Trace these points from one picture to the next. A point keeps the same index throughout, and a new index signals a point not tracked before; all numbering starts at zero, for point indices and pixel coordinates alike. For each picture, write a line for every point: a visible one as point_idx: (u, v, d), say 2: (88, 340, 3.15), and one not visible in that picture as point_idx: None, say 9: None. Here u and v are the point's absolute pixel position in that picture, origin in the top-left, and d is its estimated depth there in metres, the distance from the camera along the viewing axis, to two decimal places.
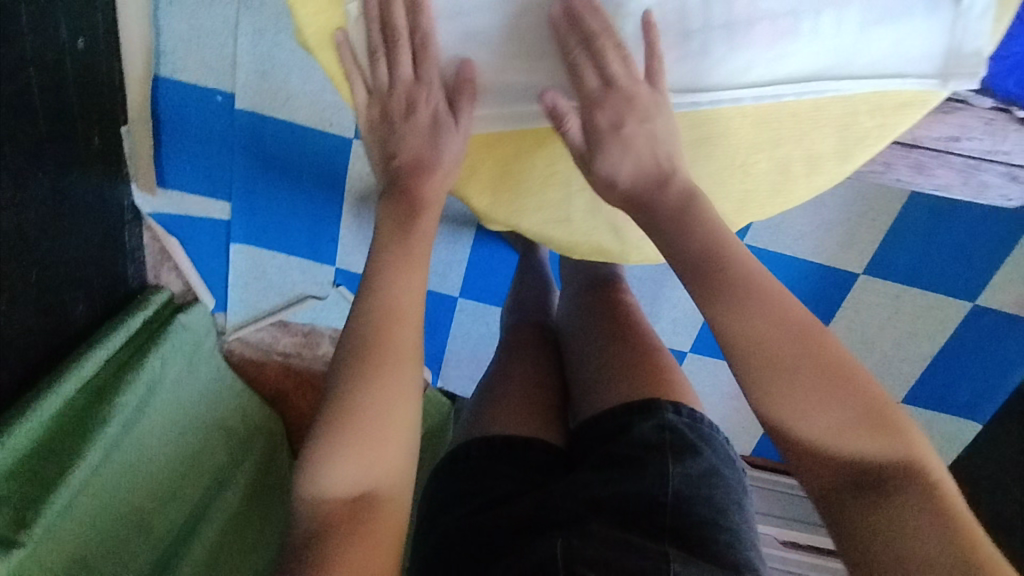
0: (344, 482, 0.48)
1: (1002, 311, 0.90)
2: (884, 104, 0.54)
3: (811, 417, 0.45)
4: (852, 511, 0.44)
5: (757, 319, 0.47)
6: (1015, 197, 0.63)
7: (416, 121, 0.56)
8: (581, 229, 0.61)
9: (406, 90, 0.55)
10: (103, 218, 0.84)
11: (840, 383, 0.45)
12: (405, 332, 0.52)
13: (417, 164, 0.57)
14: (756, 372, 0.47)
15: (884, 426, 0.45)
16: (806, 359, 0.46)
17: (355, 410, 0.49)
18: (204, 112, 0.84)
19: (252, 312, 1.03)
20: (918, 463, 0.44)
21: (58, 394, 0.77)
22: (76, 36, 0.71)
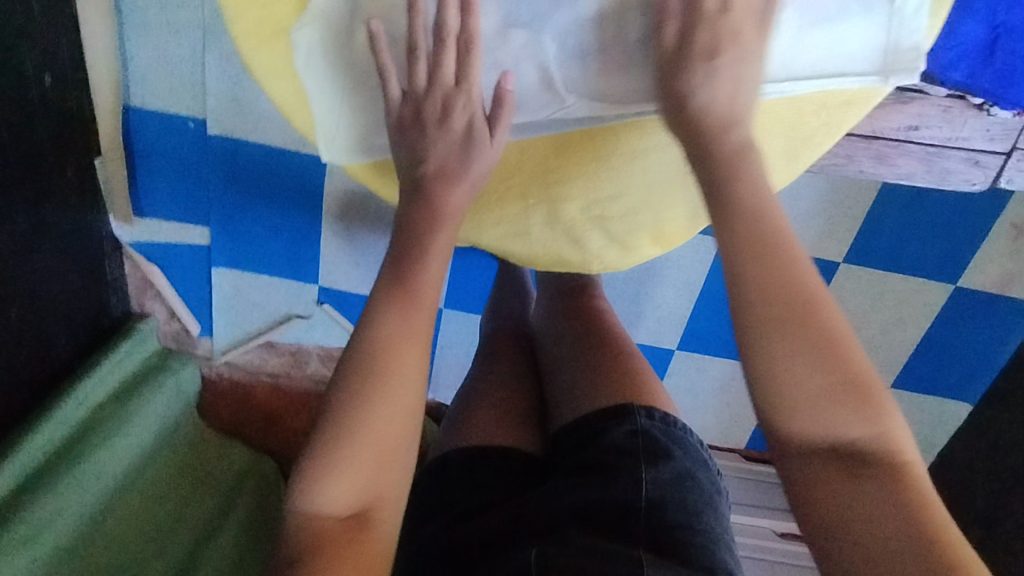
0: (334, 490, 0.44)
1: (984, 291, 0.91)
2: (831, 101, 0.53)
3: (810, 396, 0.43)
4: (825, 501, 0.42)
5: (777, 284, 0.44)
6: (978, 181, 0.63)
7: (450, 130, 0.49)
8: (543, 241, 0.55)
9: (443, 93, 0.48)
10: (83, 253, 0.83)
11: (828, 352, 0.43)
12: (414, 342, 0.47)
13: (443, 173, 0.50)
14: (756, 338, 0.43)
15: (861, 398, 0.43)
16: (802, 329, 0.43)
17: (352, 420, 0.45)
18: (177, 139, 0.83)
19: (238, 334, 1.01)
20: (885, 443, 0.43)
21: (30, 445, 0.77)
22: (42, 72, 0.70)
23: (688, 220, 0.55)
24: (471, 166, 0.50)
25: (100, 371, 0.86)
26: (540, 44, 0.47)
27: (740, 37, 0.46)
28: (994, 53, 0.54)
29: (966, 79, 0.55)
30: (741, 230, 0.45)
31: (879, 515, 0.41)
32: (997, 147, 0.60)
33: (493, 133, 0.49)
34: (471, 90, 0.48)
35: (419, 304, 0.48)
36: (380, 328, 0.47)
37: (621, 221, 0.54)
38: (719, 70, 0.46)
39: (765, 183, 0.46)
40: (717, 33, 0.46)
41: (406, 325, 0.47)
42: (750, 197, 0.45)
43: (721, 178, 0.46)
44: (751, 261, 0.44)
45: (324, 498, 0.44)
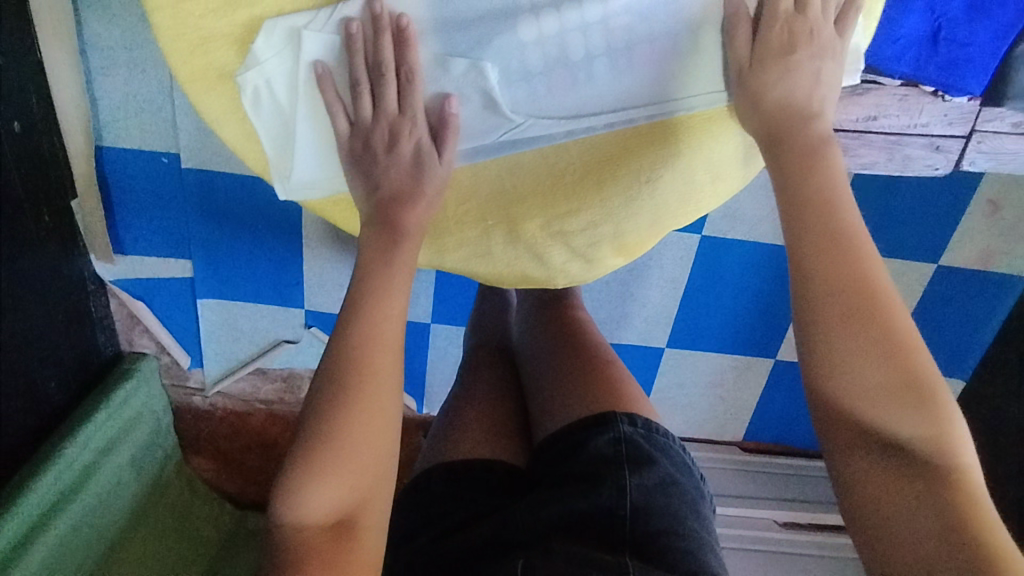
0: (322, 504, 0.44)
1: (966, 268, 0.91)
2: None
3: (857, 378, 0.43)
4: (870, 485, 0.43)
5: (829, 264, 0.44)
6: (941, 166, 0.65)
7: (400, 155, 0.49)
8: (504, 259, 0.55)
9: (389, 122, 0.49)
10: (66, 297, 0.82)
11: (892, 348, 0.43)
12: (388, 357, 0.47)
13: (398, 197, 0.50)
14: (808, 314, 0.44)
15: (921, 401, 0.42)
16: (866, 324, 0.43)
17: (337, 440, 0.44)
18: (152, 175, 0.83)
19: (229, 364, 1.00)
20: (944, 443, 0.42)
21: (37, 492, 0.74)
22: (12, 120, 0.69)
23: (648, 228, 0.55)
24: (424, 187, 0.50)
25: (103, 413, 0.84)
26: (482, 71, 0.47)
27: (819, 35, 0.48)
28: (937, 43, 0.55)
29: (913, 70, 0.56)
30: (806, 218, 0.46)
31: (922, 513, 0.41)
32: (957, 131, 0.61)
33: (442, 156, 0.50)
34: (415, 116, 0.48)
35: (393, 325, 0.48)
36: (351, 340, 0.47)
37: (581, 236, 0.54)
38: (799, 65, 0.48)
39: (839, 180, 0.47)
40: (791, 28, 0.48)
41: (376, 338, 0.47)
42: (821, 193, 0.46)
43: (794, 178, 0.47)
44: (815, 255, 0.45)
45: (305, 518, 0.44)
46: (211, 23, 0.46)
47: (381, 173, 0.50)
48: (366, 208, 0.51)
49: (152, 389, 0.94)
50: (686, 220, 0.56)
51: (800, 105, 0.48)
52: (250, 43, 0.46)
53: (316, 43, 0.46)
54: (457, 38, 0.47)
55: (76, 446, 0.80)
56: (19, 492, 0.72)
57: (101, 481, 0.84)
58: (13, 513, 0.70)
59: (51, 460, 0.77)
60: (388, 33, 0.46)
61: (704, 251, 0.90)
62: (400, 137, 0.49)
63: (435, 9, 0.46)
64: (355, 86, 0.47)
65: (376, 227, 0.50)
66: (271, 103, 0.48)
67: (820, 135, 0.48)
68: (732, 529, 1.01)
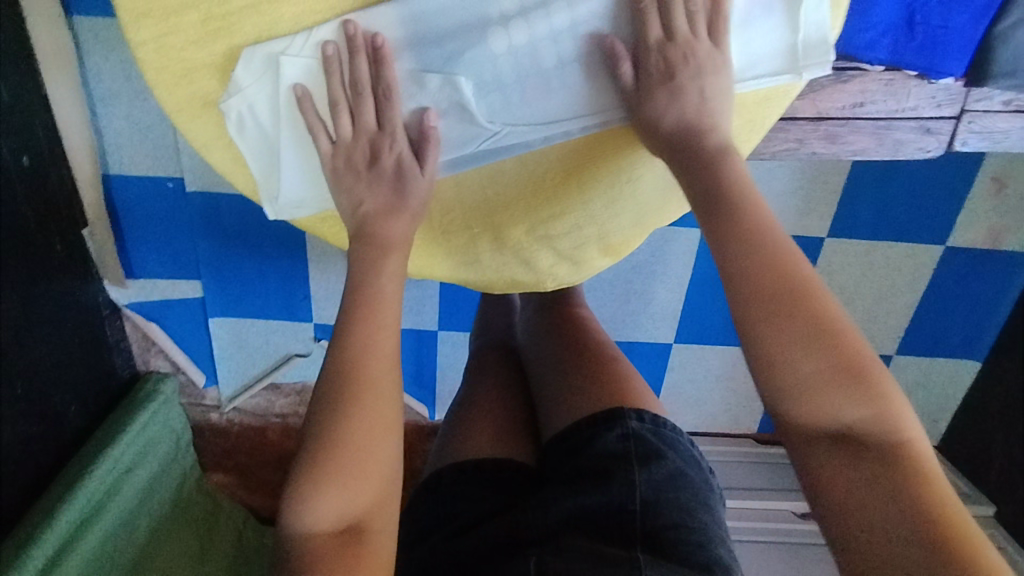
0: (330, 515, 0.45)
1: (975, 248, 0.90)
2: (747, 102, 0.54)
3: (800, 365, 0.42)
4: (830, 473, 0.43)
5: (751, 260, 0.44)
6: (933, 148, 0.64)
7: (381, 171, 0.51)
8: (494, 265, 0.58)
9: (369, 139, 0.50)
10: (81, 324, 0.84)
11: (825, 334, 0.43)
12: (385, 364, 0.48)
13: (389, 208, 0.52)
14: (748, 311, 0.44)
15: (865, 383, 0.42)
16: (795, 314, 0.43)
17: (340, 450, 0.45)
18: (158, 199, 0.85)
19: (244, 380, 1.01)
20: (890, 419, 0.42)
21: (68, 511, 0.76)
22: (20, 154, 0.71)
23: (629, 228, 0.58)
24: (406, 199, 0.51)
25: (126, 432, 0.87)
26: (457, 85, 0.49)
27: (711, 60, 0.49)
28: (914, 27, 0.55)
29: (891, 55, 0.57)
30: (727, 226, 0.46)
31: (887, 509, 0.40)
32: (947, 112, 0.61)
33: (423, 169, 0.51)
34: (393, 133, 0.50)
35: (384, 334, 0.49)
36: (347, 349, 0.48)
37: (567, 240, 0.57)
38: (683, 88, 0.49)
39: (745, 181, 0.48)
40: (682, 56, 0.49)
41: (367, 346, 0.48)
42: (727, 191, 0.47)
43: (697, 187, 0.48)
44: (739, 256, 0.45)
45: (317, 521, 0.45)
46: (194, 54, 0.47)
47: (362, 193, 0.51)
48: (350, 226, 0.52)
49: (172, 409, 0.97)
50: (666, 219, 0.59)
51: (695, 121, 0.49)
52: (231, 70, 0.48)
53: (295, 68, 0.47)
54: (430, 54, 0.48)
55: (105, 464, 0.82)
56: (50, 513, 0.75)
57: (127, 500, 0.85)
58: (43, 535, 0.72)
59: (80, 481, 0.79)
60: (363, 53, 0.47)
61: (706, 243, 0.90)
62: (381, 152, 0.50)
63: (407, 26, 0.47)
64: (334, 106, 0.49)
65: (360, 243, 0.52)
66: (254, 127, 0.49)
67: (722, 145, 0.49)
68: (750, 522, 1.00)
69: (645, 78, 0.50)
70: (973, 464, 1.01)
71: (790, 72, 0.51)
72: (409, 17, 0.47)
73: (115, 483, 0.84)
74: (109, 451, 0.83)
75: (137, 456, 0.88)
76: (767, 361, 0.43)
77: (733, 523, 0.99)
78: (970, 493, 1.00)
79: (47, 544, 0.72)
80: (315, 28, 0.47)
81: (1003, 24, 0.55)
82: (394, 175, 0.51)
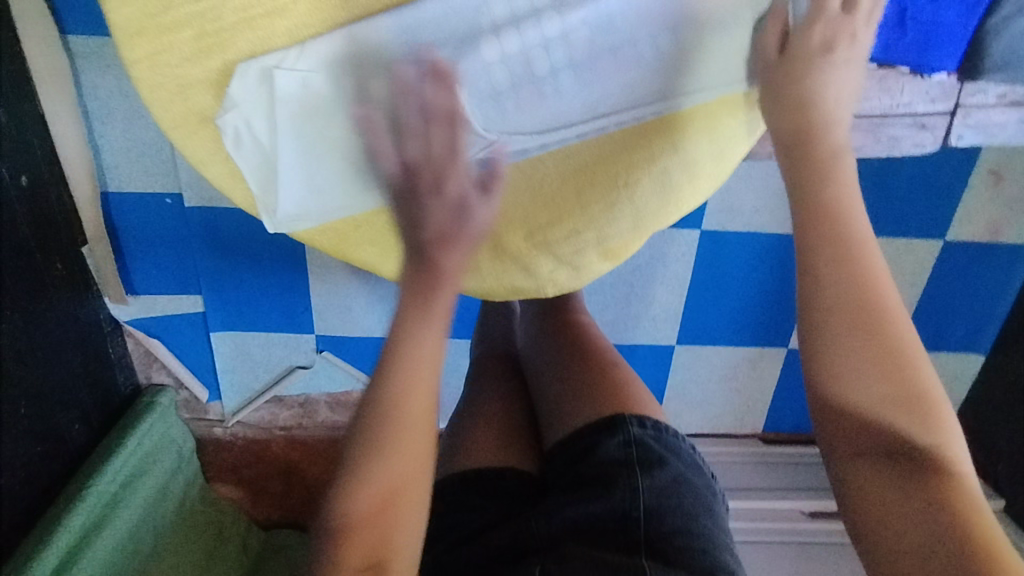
0: (360, 533, 0.46)
1: (974, 242, 0.89)
2: (739, 103, 0.54)
3: (852, 377, 0.45)
4: (870, 487, 0.44)
5: (835, 272, 0.46)
6: (929, 144, 0.64)
7: (447, 197, 0.46)
8: (493, 273, 0.58)
9: (436, 165, 0.46)
10: (83, 339, 0.84)
11: (889, 357, 0.45)
12: (423, 381, 0.47)
13: (443, 238, 0.46)
14: (818, 317, 0.46)
15: (919, 411, 0.45)
16: (864, 332, 0.45)
17: (370, 472, 0.46)
18: (158, 215, 0.85)
19: (247, 393, 1.01)
20: (936, 445, 0.44)
21: (66, 530, 0.75)
22: (19, 174, 0.71)
23: (628, 233, 0.57)
24: (468, 232, 0.47)
25: (125, 446, 0.86)
26: (452, 92, 0.49)
27: (837, 54, 0.51)
28: (906, 23, 0.56)
29: (884, 52, 0.57)
30: (817, 236, 0.47)
31: (923, 527, 0.42)
32: (941, 107, 0.61)
33: (487, 196, 0.48)
34: (462, 163, 0.47)
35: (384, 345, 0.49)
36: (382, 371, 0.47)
37: (566, 244, 0.56)
38: (825, 76, 0.50)
39: (848, 192, 0.49)
40: (809, 50, 0.50)
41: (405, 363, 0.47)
42: (834, 201, 0.48)
43: (808, 188, 0.49)
44: (828, 272, 0.46)
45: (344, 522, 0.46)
46: (189, 70, 0.47)
47: (432, 221, 0.46)
48: (406, 246, 0.47)
49: (170, 420, 0.96)
50: (666, 222, 0.58)
51: (825, 115, 0.50)
52: (226, 86, 0.48)
53: (289, 81, 0.48)
54: (424, 64, 0.48)
55: (103, 480, 0.82)
56: (48, 533, 0.74)
57: (131, 512, 0.85)
58: (46, 550, 0.72)
59: (77, 498, 0.78)
60: (376, 71, 0.48)
61: (706, 244, 0.90)
62: (445, 177, 0.46)
63: (401, 37, 0.48)
64: (400, 129, 0.47)
65: (415, 270, 0.47)
66: (251, 142, 0.49)
67: (838, 145, 0.50)
68: (757, 521, 0.99)
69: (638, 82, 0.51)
70: (980, 459, 1.01)
71: None
72: (401, 28, 0.48)
73: (113, 499, 0.83)
74: (107, 466, 0.83)
75: (136, 470, 0.88)
76: (832, 374, 0.45)
77: (740, 523, 0.99)
78: None
79: (49, 559, 0.72)
80: (309, 41, 0.47)
81: (994, 17, 0.56)
82: (455, 207, 0.47)
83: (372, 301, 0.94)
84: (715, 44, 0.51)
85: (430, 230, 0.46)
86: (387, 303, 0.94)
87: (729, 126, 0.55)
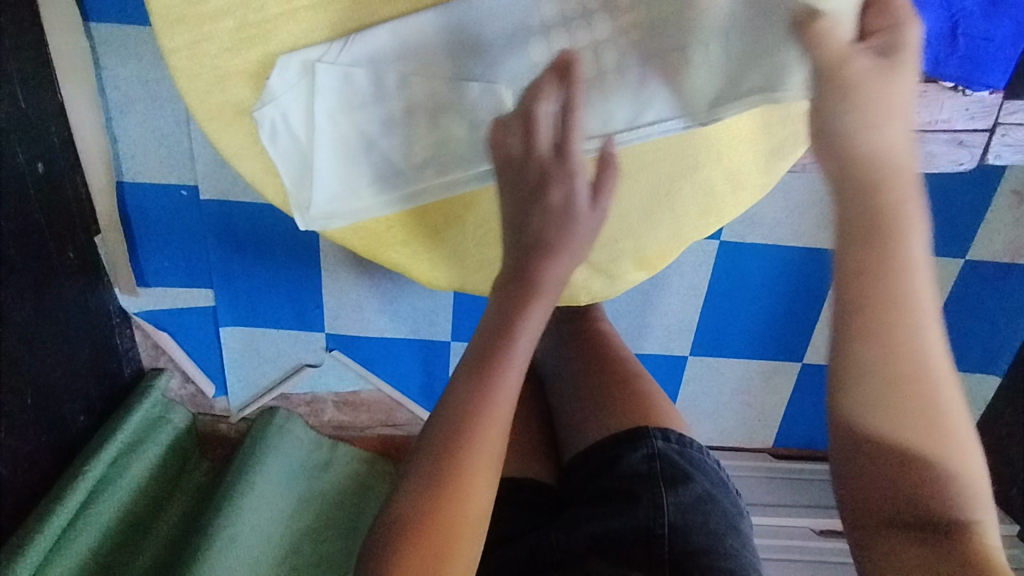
0: (423, 518, 0.43)
1: (995, 262, 0.88)
2: (790, 114, 0.54)
3: (879, 424, 0.45)
4: (896, 549, 0.44)
5: (891, 323, 0.44)
6: (967, 161, 0.64)
7: (549, 201, 0.51)
8: None
9: (541, 167, 0.51)
10: (88, 325, 0.82)
11: (915, 429, 0.44)
12: (507, 408, 0.47)
13: (543, 240, 0.51)
14: (857, 358, 0.45)
15: (948, 474, 0.44)
16: (904, 386, 0.44)
17: (452, 459, 0.45)
18: (172, 207, 0.84)
19: (254, 390, 0.99)
20: (959, 503, 0.44)
21: (58, 518, 0.73)
22: (34, 162, 0.70)
23: (665, 241, 0.57)
24: (573, 234, 0.51)
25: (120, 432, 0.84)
26: (497, 93, 0.49)
27: None
28: (958, 38, 0.56)
29: (933, 66, 0.57)
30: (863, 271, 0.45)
31: None
32: (979, 125, 0.62)
33: (598, 199, 0.52)
34: (568, 171, 0.51)
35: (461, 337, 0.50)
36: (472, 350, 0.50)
37: (602, 253, 0.57)
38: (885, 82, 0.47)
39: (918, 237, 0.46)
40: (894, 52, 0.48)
41: (495, 391, 0.47)
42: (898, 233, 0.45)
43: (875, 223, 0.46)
44: (855, 343, 0.45)
45: (412, 534, 0.43)
46: (225, 61, 0.47)
47: (534, 224, 0.51)
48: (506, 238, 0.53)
49: (168, 405, 0.94)
50: (707, 232, 0.57)
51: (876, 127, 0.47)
52: (265, 78, 0.47)
53: (331, 74, 0.47)
54: (469, 64, 0.49)
55: (96, 467, 0.79)
56: (40, 521, 0.71)
57: (127, 491, 0.83)
58: (41, 533, 0.70)
59: (70, 484, 0.76)
60: (500, 49, 0.49)
61: (723, 255, 0.89)
62: (551, 182, 0.51)
63: (448, 35, 0.48)
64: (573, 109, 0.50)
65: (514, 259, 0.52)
66: (289, 137, 0.48)
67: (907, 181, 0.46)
68: (768, 538, 0.97)
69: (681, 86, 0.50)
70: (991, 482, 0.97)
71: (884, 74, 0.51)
72: (446, 25, 0.47)
73: (98, 484, 0.80)
74: (101, 452, 0.80)
75: (131, 452, 0.85)
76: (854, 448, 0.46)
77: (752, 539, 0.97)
78: None
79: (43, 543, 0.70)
80: (352, 34, 0.47)
81: None
82: (562, 206, 0.51)
83: (383, 300, 0.93)
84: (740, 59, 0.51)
85: (533, 233, 0.51)
86: (399, 303, 0.93)
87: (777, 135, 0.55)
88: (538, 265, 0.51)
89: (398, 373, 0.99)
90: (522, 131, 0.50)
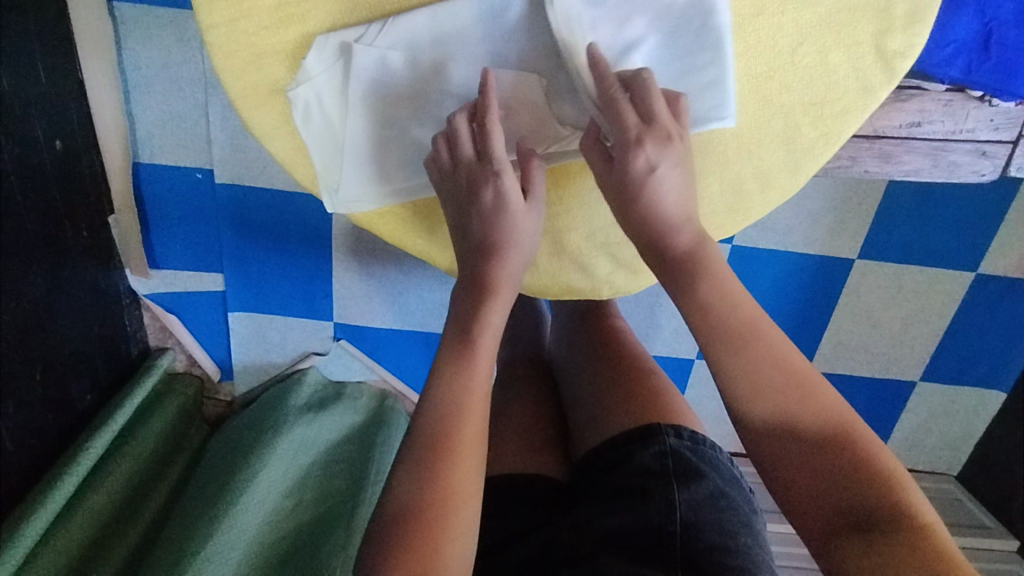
0: (435, 506, 0.44)
1: (1006, 276, 0.88)
2: (824, 113, 0.52)
3: (779, 426, 0.46)
4: (848, 549, 0.42)
5: (750, 348, 0.48)
6: (988, 172, 0.64)
7: (481, 203, 0.50)
8: (548, 270, 0.57)
9: (468, 171, 0.50)
10: (99, 306, 0.82)
11: (817, 429, 0.45)
12: (483, 398, 0.49)
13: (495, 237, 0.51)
14: (731, 380, 0.48)
15: (863, 463, 0.44)
16: (788, 385, 0.47)
17: (455, 445, 0.46)
18: (187, 191, 0.84)
19: (259, 377, 0.99)
20: (885, 489, 0.43)
21: (65, 485, 0.71)
22: (53, 138, 0.70)
23: None
24: (514, 232, 0.51)
25: (125, 408, 0.83)
26: (532, 81, 0.50)
27: None
28: (990, 47, 0.57)
29: (964, 74, 0.58)
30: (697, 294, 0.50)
31: None
32: (1003, 136, 0.62)
33: (529, 196, 0.51)
34: (503, 170, 0.50)
35: (453, 330, 0.52)
36: (448, 339, 0.52)
37: (624, 248, 0.57)
38: (758, 116, 0.52)
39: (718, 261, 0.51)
40: None
41: (468, 381, 0.49)
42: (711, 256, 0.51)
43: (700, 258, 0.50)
44: (726, 378, 0.48)
45: (421, 516, 0.43)
46: (264, 40, 0.48)
47: (475, 230, 0.51)
48: (453, 226, 0.53)
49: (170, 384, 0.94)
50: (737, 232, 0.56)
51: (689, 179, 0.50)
52: (301, 58, 0.48)
53: (366, 56, 0.48)
54: (506, 51, 0.50)
55: (98, 444, 0.77)
56: (47, 489, 0.70)
57: (134, 456, 0.82)
58: (49, 499, 0.69)
59: (73, 460, 0.74)
60: (528, 37, 0.50)
61: (734, 259, 0.89)
62: (479, 185, 0.50)
63: (484, 25, 0.49)
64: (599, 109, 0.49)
65: (465, 249, 0.52)
66: (321, 118, 0.50)
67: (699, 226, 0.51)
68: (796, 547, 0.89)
69: (707, 81, 0.50)
70: (995, 497, 0.96)
71: (886, 75, 0.51)
72: (484, 13, 0.49)
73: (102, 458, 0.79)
74: (103, 430, 0.78)
75: (135, 427, 0.85)
76: (766, 465, 0.47)
77: (775, 546, 0.89)
78: (990, 525, 0.95)
79: (51, 509, 0.69)
80: (389, 18, 0.48)
81: None
82: (494, 208, 0.50)
83: (393, 290, 0.93)
84: (738, 63, 0.51)
85: (476, 238, 0.52)
86: (408, 294, 0.93)
87: (807, 135, 0.52)
88: (500, 259, 0.51)
89: (405, 365, 0.99)
90: (448, 145, 0.50)
